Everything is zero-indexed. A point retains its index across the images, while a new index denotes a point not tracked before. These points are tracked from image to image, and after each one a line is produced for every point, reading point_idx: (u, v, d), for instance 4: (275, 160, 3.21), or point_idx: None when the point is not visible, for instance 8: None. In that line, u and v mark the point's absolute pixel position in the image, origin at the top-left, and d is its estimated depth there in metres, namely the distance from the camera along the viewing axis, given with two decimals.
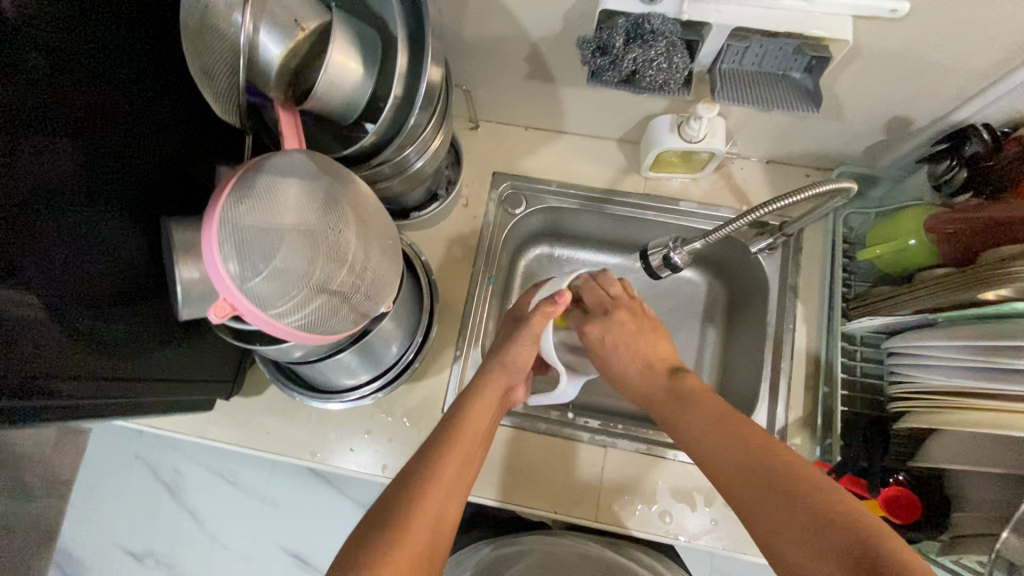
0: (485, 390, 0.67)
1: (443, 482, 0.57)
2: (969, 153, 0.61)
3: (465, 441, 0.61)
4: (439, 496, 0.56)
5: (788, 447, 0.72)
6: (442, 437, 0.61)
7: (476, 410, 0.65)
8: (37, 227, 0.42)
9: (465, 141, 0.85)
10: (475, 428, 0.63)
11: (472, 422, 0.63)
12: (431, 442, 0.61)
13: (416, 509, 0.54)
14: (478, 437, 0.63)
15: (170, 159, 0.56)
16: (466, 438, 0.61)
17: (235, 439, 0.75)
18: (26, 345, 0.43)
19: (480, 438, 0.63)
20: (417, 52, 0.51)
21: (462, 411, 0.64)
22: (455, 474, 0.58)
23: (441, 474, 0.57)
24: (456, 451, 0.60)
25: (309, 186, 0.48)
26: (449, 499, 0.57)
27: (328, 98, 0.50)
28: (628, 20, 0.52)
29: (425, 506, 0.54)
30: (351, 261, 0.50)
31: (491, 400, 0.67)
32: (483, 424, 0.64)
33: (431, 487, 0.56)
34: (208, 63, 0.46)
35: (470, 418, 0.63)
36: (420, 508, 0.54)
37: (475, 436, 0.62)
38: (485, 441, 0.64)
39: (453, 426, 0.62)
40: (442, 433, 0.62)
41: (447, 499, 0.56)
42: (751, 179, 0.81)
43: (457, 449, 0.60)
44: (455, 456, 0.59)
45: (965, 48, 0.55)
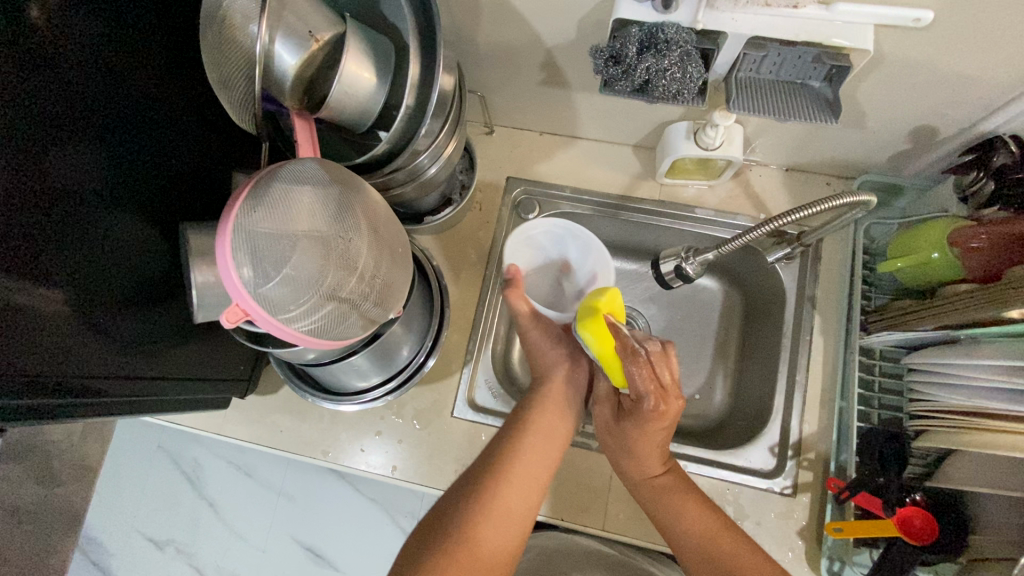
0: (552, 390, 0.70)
1: (518, 481, 0.59)
2: (996, 165, 0.59)
3: (536, 439, 0.63)
4: (514, 492, 0.58)
5: (802, 460, 0.71)
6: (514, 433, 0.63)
7: (549, 411, 0.67)
8: (59, 230, 0.44)
9: (479, 145, 0.86)
10: (547, 428, 0.65)
11: (544, 423, 0.65)
12: (503, 439, 0.63)
13: (486, 505, 0.56)
14: (550, 435, 0.65)
15: (189, 166, 0.57)
16: (538, 436, 0.63)
17: (250, 435, 0.77)
18: (51, 346, 0.45)
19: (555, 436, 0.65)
20: (430, 61, 0.51)
21: (531, 414, 0.66)
22: (529, 470, 0.60)
23: (515, 471, 0.59)
24: (531, 448, 0.62)
25: (322, 194, 0.48)
26: (523, 496, 0.58)
27: (342, 106, 0.51)
28: (641, 29, 0.51)
29: (500, 503, 0.56)
30: (361, 270, 0.51)
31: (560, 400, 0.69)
32: (557, 425, 0.66)
33: (507, 480, 0.58)
34: (225, 73, 0.47)
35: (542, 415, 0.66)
36: (490, 503, 0.56)
37: (550, 434, 0.65)
38: (562, 440, 0.65)
39: (523, 426, 0.64)
40: (510, 432, 0.63)
41: (521, 497, 0.58)
42: (769, 186, 0.80)
43: (529, 448, 0.62)
44: (528, 450, 0.61)
45: (992, 59, 0.53)
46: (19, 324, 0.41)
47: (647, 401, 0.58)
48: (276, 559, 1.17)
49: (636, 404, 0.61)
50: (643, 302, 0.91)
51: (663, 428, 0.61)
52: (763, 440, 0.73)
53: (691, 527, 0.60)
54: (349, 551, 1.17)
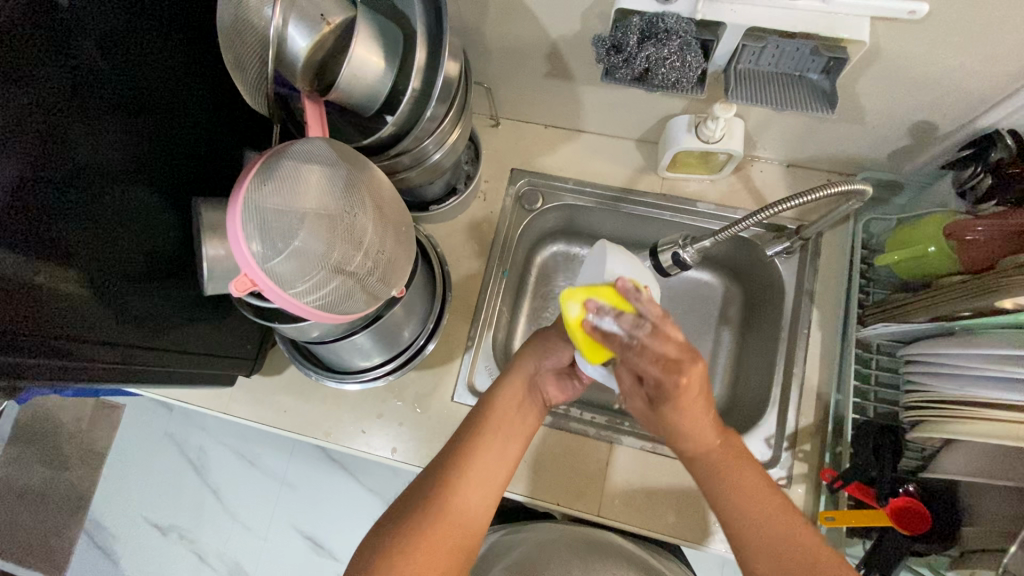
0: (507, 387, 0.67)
1: (472, 480, 0.60)
2: (992, 159, 0.60)
3: (494, 439, 0.63)
4: (467, 492, 0.59)
5: (797, 452, 0.72)
6: (472, 427, 0.64)
7: (504, 403, 0.66)
8: (74, 198, 0.45)
9: (485, 137, 0.87)
10: (509, 422, 0.65)
11: (500, 416, 0.65)
12: (461, 433, 0.64)
13: (441, 504, 0.57)
14: (508, 436, 0.64)
15: (203, 146, 0.59)
16: (493, 428, 0.64)
17: (254, 416, 0.79)
18: (65, 310, 0.47)
19: (512, 428, 0.65)
20: (436, 47, 0.52)
21: (489, 411, 0.65)
22: (485, 467, 0.61)
23: (469, 472, 0.60)
24: (487, 441, 0.62)
25: (330, 172, 0.50)
26: (478, 496, 0.59)
27: (351, 90, 0.52)
28: (642, 19, 0.53)
29: (452, 504, 0.57)
30: (366, 247, 0.52)
31: (520, 385, 0.68)
32: (513, 416, 0.66)
33: (462, 479, 0.59)
34: (239, 54, 0.50)
35: (500, 406, 0.65)
36: (444, 501, 0.57)
37: (507, 425, 0.65)
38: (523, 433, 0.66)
39: (481, 420, 0.64)
40: (467, 429, 0.64)
41: (480, 493, 0.59)
42: (769, 182, 0.81)
43: (487, 446, 0.62)
44: (485, 447, 0.62)
45: (988, 53, 0.54)
46: (33, 286, 0.43)
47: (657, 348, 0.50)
48: (277, 546, 1.18)
49: (660, 386, 0.51)
50: None
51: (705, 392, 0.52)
52: (758, 432, 0.74)
53: (761, 523, 0.52)
54: (348, 541, 1.18)
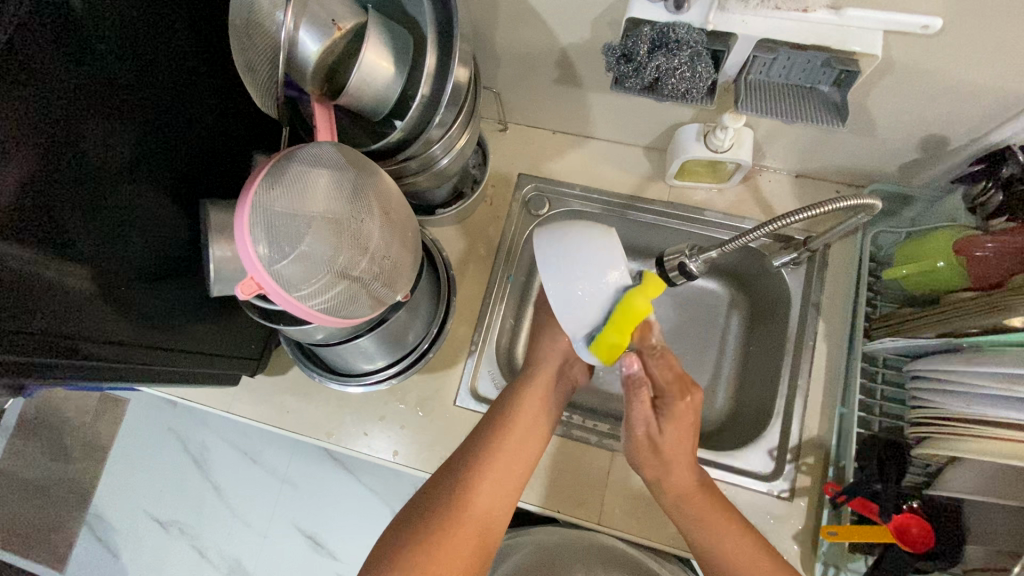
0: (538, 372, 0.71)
1: (509, 456, 0.63)
2: (1004, 175, 0.60)
3: (527, 416, 0.67)
4: (504, 467, 0.62)
5: (800, 465, 0.71)
6: (505, 408, 0.67)
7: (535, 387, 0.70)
8: (83, 198, 0.46)
9: (493, 142, 0.87)
10: (530, 423, 0.66)
11: (532, 400, 0.68)
12: (496, 412, 0.67)
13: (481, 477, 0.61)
14: (527, 441, 0.65)
15: (212, 147, 0.59)
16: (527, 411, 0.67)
17: (258, 415, 0.79)
18: (73, 309, 0.47)
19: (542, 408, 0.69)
20: (446, 52, 0.52)
21: (508, 414, 0.66)
22: (519, 444, 0.64)
23: (506, 451, 0.63)
24: (522, 422, 0.66)
25: (338, 176, 0.50)
26: (499, 499, 0.61)
27: (360, 94, 0.52)
28: (653, 29, 0.52)
29: (492, 478, 0.61)
30: (372, 252, 0.52)
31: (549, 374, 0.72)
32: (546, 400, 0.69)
33: (501, 453, 0.63)
34: (249, 57, 0.50)
35: (532, 391, 0.69)
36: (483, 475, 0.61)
37: (539, 405, 0.68)
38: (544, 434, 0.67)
39: (516, 400, 0.68)
40: (501, 409, 0.67)
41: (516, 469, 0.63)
42: (777, 192, 0.81)
43: (518, 424, 0.65)
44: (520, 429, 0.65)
45: (1001, 69, 0.54)
46: (42, 286, 0.44)
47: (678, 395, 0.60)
48: (277, 544, 1.19)
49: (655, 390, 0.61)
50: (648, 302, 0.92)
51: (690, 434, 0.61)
52: (761, 443, 0.74)
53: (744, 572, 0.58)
54: (347, 540, 1.18)
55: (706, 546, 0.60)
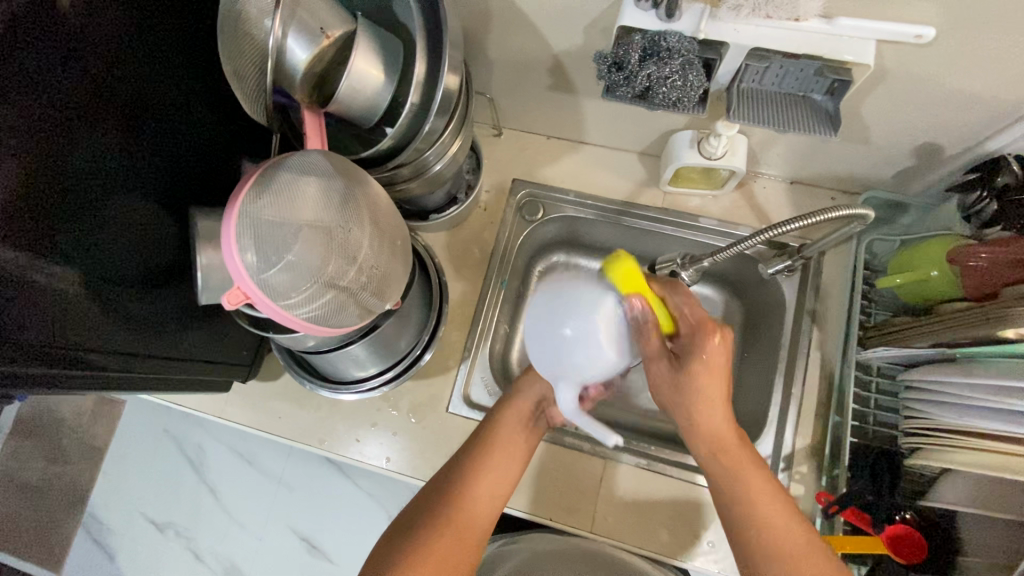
0: (513, 405, 0.69)
1: (477, 493, 0.62)
2: (999, 184, 0.59)
3: (499, 450, 0.65)
4: (472, 505, 0.61)
5: (793, 474, 0.71)
6: (476, 444, 0.65)
7: (507, 420, 0.67)
8: (69, 205, 0.45)
9: (487, 147, 0.87)
10: (511, 440, 0.66)
11: (504, 432, 0.66)
12: (467, 448, 0.65)
13: (449, 515, 0.59)
14: (509, 459, 0.65)
15: (201, 153, 0.59)
16: (497, 445, 0.65)
17: (250, 420, 0.79)
18: (61, 319, 0.47)
19: (515, 443, 0.66)
20: (436, 60, 0.52)
21: (490, 433, 0.66)
22: (490, 480, 0.63)
23: (474, 487, 0.62)
24: (492, 456, 0.64)
25: (327, 184, 0.50)
26: (481, 515, 0.61)
27: (350, 102, 0.52)
28: (644, 38, 0.52)
29: (459, 517, 0.60)
30: (361, 261, 0.52)
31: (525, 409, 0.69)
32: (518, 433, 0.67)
33: (468, 492, 0.61)
34: (239, 65, 0.49)
35: (503, 424, 0.67)
36: (451, 514, 0.60)
37: (511, 440, 0.66)
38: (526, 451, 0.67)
39: (486, 435, 0.66)
40: (475, 444, 0.65)
41: (486, 506, 0.62)
42: (772, 198, 0.80)
43: (490, 460, 0.64)
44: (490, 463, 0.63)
45: (995, 78, 0.53)
46: (29, 297, 0.43)
47: (702, 340, 0.57)
48: (272, 547, 1.18)
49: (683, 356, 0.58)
50: None
51: (716, 377, 0.57)
52: (755, 452, 0.73)
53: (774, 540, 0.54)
54: (343, 544, 1.18)
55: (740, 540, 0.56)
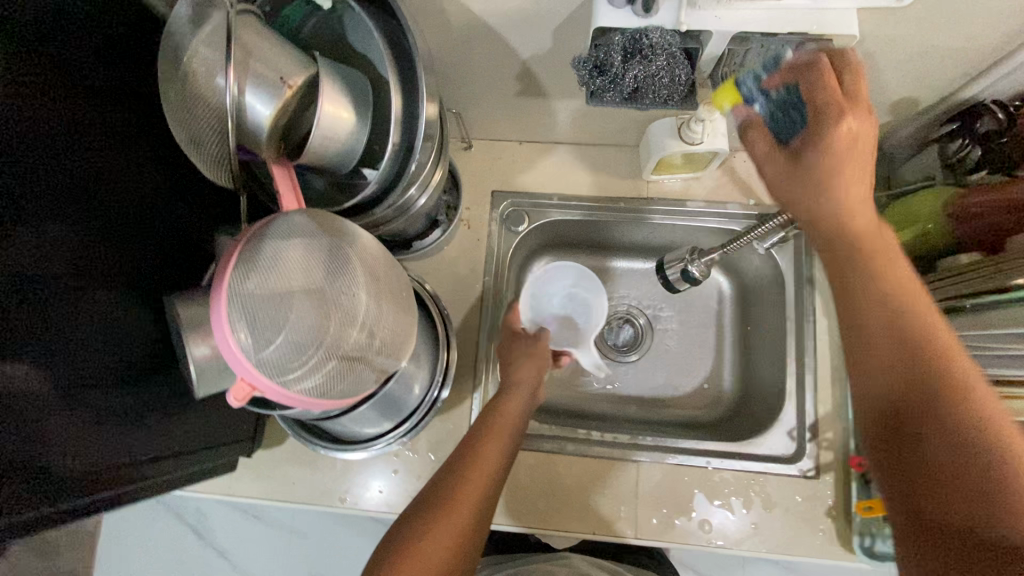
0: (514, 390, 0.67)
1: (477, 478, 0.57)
2: (980, 131, 0.60)
3: (497, 431, 0.62)
4: (475, 489, 0.56)
5: (821, 442, 0.72)
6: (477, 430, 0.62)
7: (512, 402, 0.66)
8: (32, 313, 0.40)
9: (459, 162, 0.83)
10: (504, 432, 0.62)
11: (506, 416, 0.64)
12: (468, 437, 0.62)
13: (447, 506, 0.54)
14: (495, 466, 0.59)
15: (165, 230, 0.53)
16: (500, 428, 0.62)
17: (261, 491, 0.74)
18: (41, 450, 0.41)
19: (515, 428, 0.64)
20: (410, 92, 0.48)
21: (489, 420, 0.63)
22: (493, 462, 0.59)
23: (477, 471, 0.57)
24: (495, 438, 0.61)
25: (313, 248, 0.46)
26: (480, 511, 0.55)
27: (325, 150, 0.48)
28: (624, 35, 0.49)
29: (460, 504, 0.54)
30: (362, 321, 0.48)
31: (524, 385, 0.68)
32: (517, 417, 0.64)
33: (468, 478, 0.57)
34: (194, 130, 0.43)
35: (505, 410, 0.64)
36: (451, 505, 0.54)
37: (512, 423, 0.63)
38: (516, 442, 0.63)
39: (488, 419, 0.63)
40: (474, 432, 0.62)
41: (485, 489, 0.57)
42: (754, 171, 0.80)
43: (493, 442, 0.60)
44: (489, 446, 0.60)
45: (972, 28, 0.53)
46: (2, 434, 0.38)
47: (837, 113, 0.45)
48: None
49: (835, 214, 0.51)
50: (643, 300, 0.90)
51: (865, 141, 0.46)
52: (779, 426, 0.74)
53: (919, 328, 0.44)
54: None
55: (866, 292, 0.46)
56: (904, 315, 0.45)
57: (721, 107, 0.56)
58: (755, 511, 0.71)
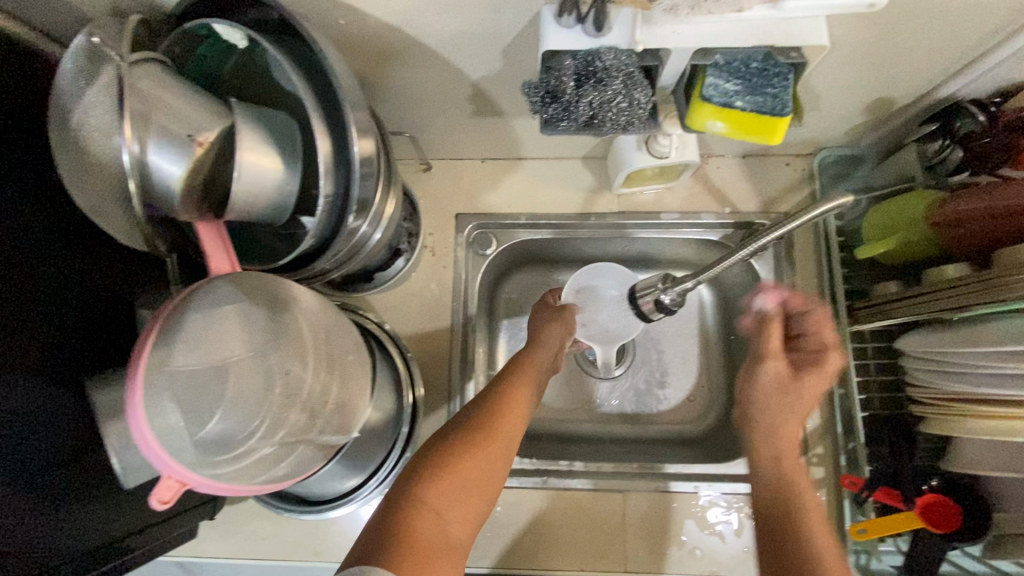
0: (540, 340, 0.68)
1: (512, 408, 0.57)
2: (961, 132, 0.58)
3: (528, 369, 0.63)
4: (510, 418, 0.56)
5: (810, 458, 0.70)
6: (510, 368, 0.62)
7: (538, 348, 0.66)
8: None
9: (418, 185, 0.78)
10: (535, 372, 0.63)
11: (537, 356, 0.65)
12: (500, 373, 0.62)
13: (484, 428, 0.54)
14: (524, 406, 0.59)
15: (87, 300, 0.48)
16: (530, 367, 0.63)
17: (229, 551, 0.69)
18: None
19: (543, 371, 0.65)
20: (340, 135, 0.43)
21: (518, 358, 0.64)
22: (525, 396, 0.59)
23: (512, 399, 0.58)
24: (524, 374, 0.62)
25: (246, 324, 0.43)
26: (511, 436, 0.56)
27: (251, 206, 0.43)
28: (576, 59, 0.45)
29: (495, 429, 0.54)
30: (303, 399, 0.45)
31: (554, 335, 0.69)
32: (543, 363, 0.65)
33: (503, 406, 0.57)
34: (95, 199, 0.39)
35: (535, 352, 0.65)
36: (487, 427, 0.54)
37: (539, 366, 0.64)
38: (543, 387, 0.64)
39: (518, 360, 0.64)
40: (505, 369, 0.62)
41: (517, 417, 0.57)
42: (728, 177, 0.76)
43: (523, 381, 0.61)
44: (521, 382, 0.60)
45: (949, 27, 0.49)
46: None
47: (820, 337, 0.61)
48: None
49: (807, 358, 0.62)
50: None
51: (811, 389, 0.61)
52: None
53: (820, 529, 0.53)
54: None
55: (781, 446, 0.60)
56: (803, 498, 0.56)
57: (699, 125, 0.51)
58: (747, 535, 0.68)
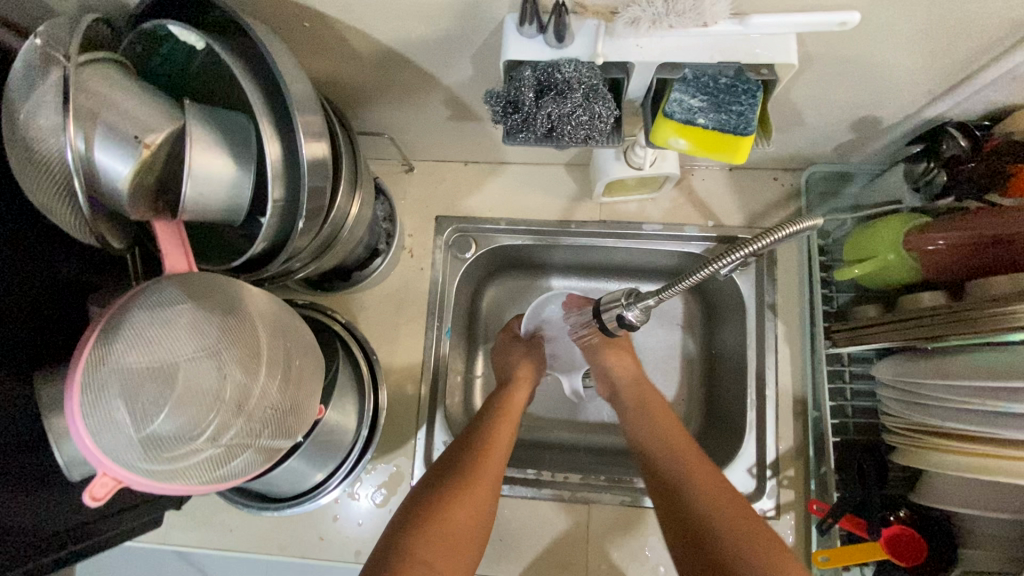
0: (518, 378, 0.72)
1: (496, 458, 0.59)
2: (947, 155, 0.55)
3: (510, 417, 0.65)
4: (494, 468, 0.58)
5: (781, 479, 0.68)
6: (492, 415, 0.65)
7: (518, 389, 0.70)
8: None
9: (400, 186, 0.78)
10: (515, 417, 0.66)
11: (514, 403, 0.68)
12: (480, 418, 0.65)
13: (469, 480, 0.56)
14: (506, 448, 0.62)
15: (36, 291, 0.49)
16: (513, 416, 0.66)
17: (198, 540, 0.70)
18: None
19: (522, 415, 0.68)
20: (292, 139, 0.43)
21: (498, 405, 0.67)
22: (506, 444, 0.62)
23: (495, 451, 0.60)
24: (507, 422, 0.64)
25: (193, 328, 0.42)
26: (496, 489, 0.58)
27: (204, 207, 0.43)
28: (535, 71, 0.44)
29: (479, 481, 0.56)
30: (250, 409, 0.44)
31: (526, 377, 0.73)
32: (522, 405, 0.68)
33: (487, 458, 0.59)
34: (46, 196, 0.39)
35: (512, 397, 0.68)
36: (472, 477, 0.56)
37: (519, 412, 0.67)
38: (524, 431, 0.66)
39: (500, 406, 0.66)
40: (486, 415, 0.65)
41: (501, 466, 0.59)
42: (713, 190, 0.75)
43: (505, 427, 0.63)
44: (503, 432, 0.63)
45: (930, 48, 0.47)
46: None
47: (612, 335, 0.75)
48: None
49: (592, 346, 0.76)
50: None
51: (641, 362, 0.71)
52: (738, 463, 0.70)
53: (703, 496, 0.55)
54: None
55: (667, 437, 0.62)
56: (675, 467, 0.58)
57: (664, 141, 0.49)
58: None
